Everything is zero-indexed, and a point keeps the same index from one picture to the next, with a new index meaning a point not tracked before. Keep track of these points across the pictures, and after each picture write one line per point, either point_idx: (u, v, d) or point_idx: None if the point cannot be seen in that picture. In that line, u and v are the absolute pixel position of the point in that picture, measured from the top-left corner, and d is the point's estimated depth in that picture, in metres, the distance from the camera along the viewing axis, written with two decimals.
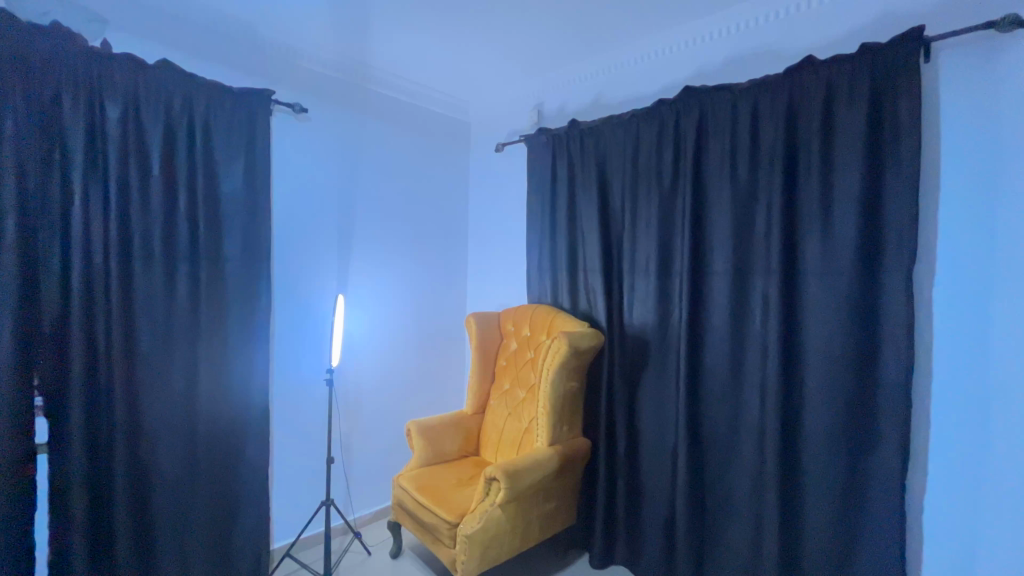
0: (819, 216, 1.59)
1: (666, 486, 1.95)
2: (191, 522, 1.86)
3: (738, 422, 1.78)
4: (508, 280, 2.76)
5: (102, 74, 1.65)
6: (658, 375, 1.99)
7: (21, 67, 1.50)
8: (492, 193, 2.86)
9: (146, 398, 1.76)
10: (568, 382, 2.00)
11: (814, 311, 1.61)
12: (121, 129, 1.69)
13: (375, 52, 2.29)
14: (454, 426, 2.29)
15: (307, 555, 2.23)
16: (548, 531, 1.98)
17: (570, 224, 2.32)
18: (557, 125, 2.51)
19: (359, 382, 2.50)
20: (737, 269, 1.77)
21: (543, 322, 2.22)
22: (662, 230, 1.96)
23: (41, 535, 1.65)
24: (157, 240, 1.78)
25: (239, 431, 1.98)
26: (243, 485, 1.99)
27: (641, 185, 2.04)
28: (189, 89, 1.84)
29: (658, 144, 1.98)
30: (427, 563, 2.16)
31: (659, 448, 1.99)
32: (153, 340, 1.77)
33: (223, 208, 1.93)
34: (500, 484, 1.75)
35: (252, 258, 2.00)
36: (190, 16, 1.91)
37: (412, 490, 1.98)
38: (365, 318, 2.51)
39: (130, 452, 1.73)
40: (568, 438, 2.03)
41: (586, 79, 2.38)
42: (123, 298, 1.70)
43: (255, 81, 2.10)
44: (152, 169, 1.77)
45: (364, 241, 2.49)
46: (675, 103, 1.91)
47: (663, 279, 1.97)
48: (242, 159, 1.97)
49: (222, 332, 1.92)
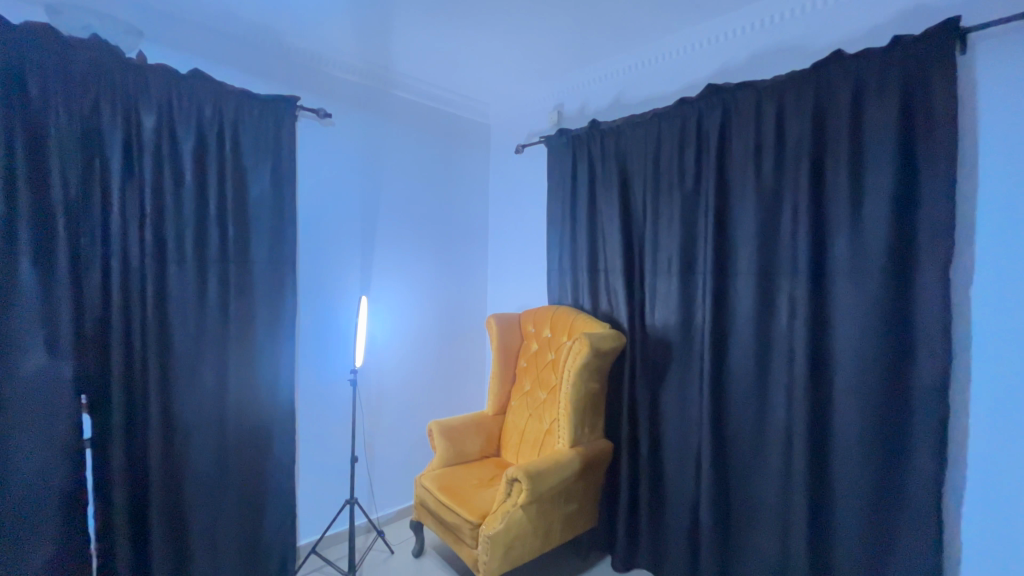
0: (848, 213, 1.55)
1: (690, 490, 1.92)
2: (222, 519, 1.91)
3: (764, 426, 1.74)
4: (529, 281, 2.77)
5: (138, 84, 1.72)
6: (681, 376, 1.97)
7: (65, 79, 1.57)
8: (512, 194, 2.87)
9: (180, 396, 1.82)
10: (590, 384, 1.99)
11: (843, 311, 1.57)
12: (156, 137, 1.76)
13: (397, 57, 2.32)
14: (475, 426, 2.30)
15: (331, 553, 2.26)
16: (569, 533, 1.97)
17: (591, 225, 2.31)
18: (577, 125, 2.51)
19: (382, 383, 2.54)
20: (762, 269, 1.74)
21: (564, 323, 2.21)
22: (685, 230, 1.94)
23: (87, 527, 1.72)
24: (190, 244, 1.84)
25: (267, 429, 2.03)
26: (270, 481, 2.04)
27: (663, 185, 2.02)
28: (219, 97, 1.89)
29: (680, 142, 1.95)
30: (449, 562, 2.17)
31: (683, 451, 1.96)
32: (186, 340, 1.83)
33: (251, 212, 1.99)
34: (522, 484, 1.75)
35: (279, 260, 2.05)
36: (220, 27, 1.97)
37: (434, 490, 1.99)
38: (387, 319, 2.54)
39: (164, 448, 1.79)
40: (589, 440, 2.02)
41: (606, 79, 2.37)
42: (158, 300, 1.77)
43: (281, 87, 2.16)
44: (185, 175, 1.83)
45: (386, 244, 2.53)
46: (698, 101, 1.89)
47: (685, 280, 1.95)
48: (269, 165, 2.03)
49: (251, 332, 1.98)
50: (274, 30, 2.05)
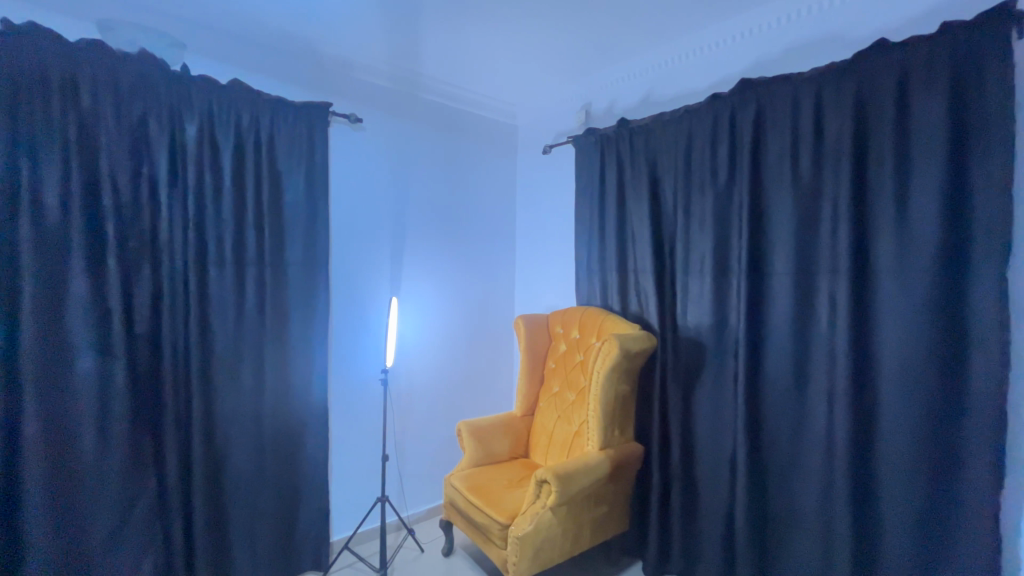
0: (894, 210, 1.48)
1: (723, 495, 1.87)
2: (260, 514, 1.97)
3: (803, 431, 1.68)
4: (557, 283, 2.75)
5: (182, 95, 1.79)
6: (715, 379, 1.92)
7: (116, 91, 1.66)
8: (539, 195, 2.86)
9: (221, 393, 1.89)
10: (620, 385, 1.96)
11: (888, 309, 1.49)
12: (198, 145, 1.83)
13: (426, 61, 2.35)
14: (503, 427, 2.30)
15: (363, 549, 2.31)
16: (600, 537, 1.95)
17: (621, 225, 2.28)
18: (606, 124, 2.48)
19: (412, 382, 2.57)
20: (800, 268, 1.68)
21: (593, 324, 2.19)
22: (717, 228, 1.89)
23: None
24: (230, 247, 1.91)
25: (302, 426, 2.08)
26: (305, 477, 2.10)
27: (695, 183, 1.98)
28: (256, 104, 1.96)
29: (712, 139, 1.91)
30: (478, 561, 2.18)
31: (716, 454, 1.91)
32: (225, 339, 1.89)
33: (287, 216, 2.05)
34: (551, 486, 1.74)
35: (313, 262, 2.11)
36: (257, 38, 2.04)
37: (464, 490, 2.00)
38: (417, 320, 2.58)
39: (207, 442, 1.86)
40: (619, 442, 1.99)
41: (635, 77, 2.34)
42: (200, 301, 1.84)
43: (314, 94, 2.21)
44: (225, 180, 1.90)
45: (416, 246, 2.56)
46: (731, 97, 1.84)
47: (719, 280, 1.90)
48: (303, 170, 2.08)
49: (286, 332, 2.04)
50: (307, 39, 2.11)
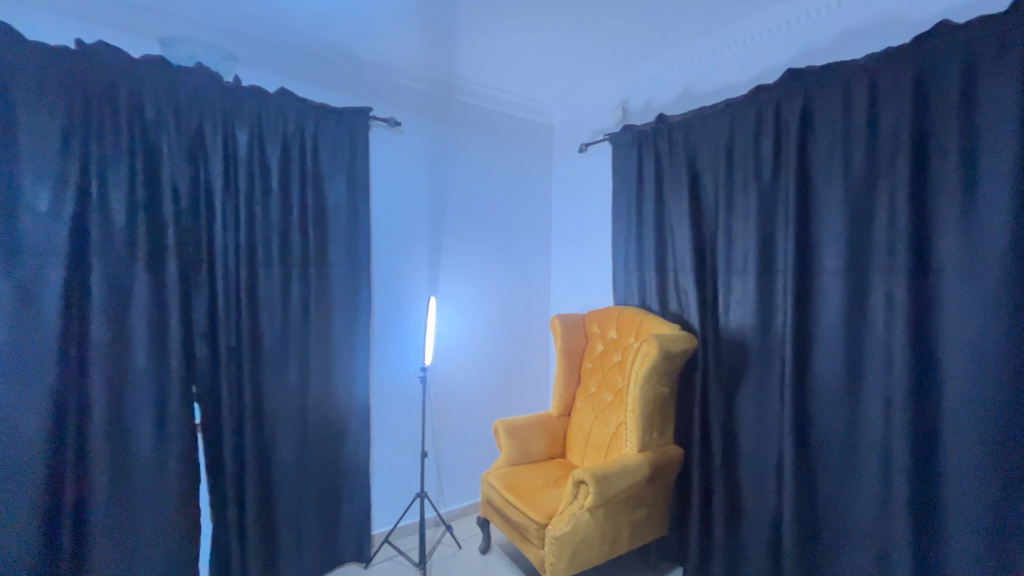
0: (959, 203, 1.38)
1: (770, 503, 1.80)
2: (306, 505, 2.05)
3: (857, 437, 1.59)
4: (593, 282, 2.73)
5: (234, 105, 1.89)
6: (760, 381, 1.85)
7: (176, 103, 1.77)
8: (575, 195, 2.84)
9: (269, 388, 1.98)
10: (658, 387, 1.92)
11: (952, 306, 1.40)
12: (249, 150, 1.92)
13: (462, 64, 2.38)
14: (540, 426, 2.30)
15: (403, 543, 2.36)
16: (638, 541, 1.91)
17: (659, 223, 2.24)
18: (643, 121, 2.44)
19: (449, 381, 2.61)
20: (852, 266, 1.60)
21: (630, 324, 2.15)
22: (762, 225, 1.82)
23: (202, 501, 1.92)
24: (277, 249, 1.99)
25: (344, 422, 2.16)
26: (347, 471, 2.17)
27: (737, 179, 1.91)
28: (301, 111, 2.04)
29: (756, 132, 1.84)
30: (515, 561, 2.19)
31: (762, 460, 1.84)
32: (273, 337, 1.98)
33: (330, 219, 2.13)
34: (589, 488, 1.72)
35: (354, 262, 2.18)
36: (302, 47, 2.13)
37: (501, 488, 2.01)
38: (454, 320, 2.61)
39: (257, 435, 1.95)
40: (658, 445, 1.95)
41: (675, 71, 2.29)
42: (250, 300, 1.93)
43: (355, 99, 2.28)
44: (273, 185, 1.99)
45: (453, 247, 2.60)
46: (776, 88, 1.77)
47: (763, 278, 1.83)
48: (345, 173, 2.15)
49: (329, 331, 2.11)
50: (348, 47, 2.18)
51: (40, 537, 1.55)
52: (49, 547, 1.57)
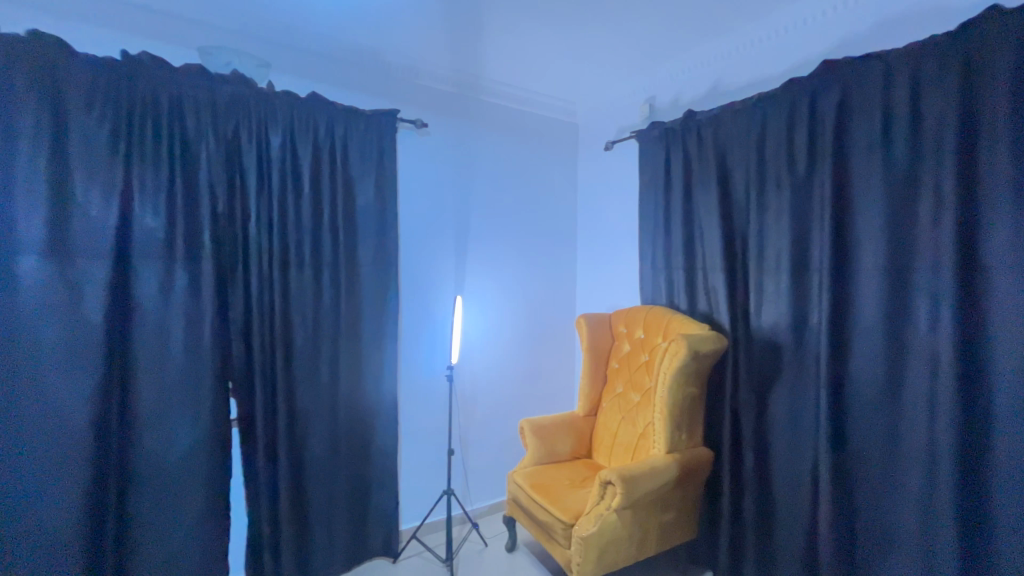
0: (1011, 198, 1.31)
1: (805, 508, 1.75)
2: (337, 499, 2.10)
3: (897, 442, 1.53)
4: (620, 282, 2.70)
5: (267, 110, 1.95)
6: (794, 383, 1.79)
7: (212, 110, 1.83)
8: (601, 193, 2.82)
9: (300, 386, 2.03)
10: (687, 388, 1.89)
11: (1004, 307, 1.32)
12: (281, 153, 1.98)
13: (487, 64, 2.39)
14: (566, 426, 2.30)
15: (430, 539, 2.39)
16: (666, 544, 1.89)
17: (687, 221, 2.20)
18: (671, 117, 2.41)
19: (475, 380, 2.62)
20: (893, 264, 1.53)
21: (658, 324, 2.13)
22: (796, 222, 1.77)
23: (238, 494, 1.99)
24: (308, 250, 2.04)
25: (373, 419, 2.20)
26: (376, 467, 2.21)
27: (770, 175, 1.86)
28: (331, 114, 2.08)
29: (790, 127, 1.79)
30: (541, 560, 2.18)
31: (796, 464, 1.78)
32: (305, 336, 2.03)
33: (359, 219, 2.17)
34: (616, 488, 1.71)
35: (383, 263, 2.22)
36: (332, 52, 2.17)
37: (527, 487, 2.02)
38: (480, 319, 2.63)
39: (290, 431, 2.00)
40: (687, 447, 1.92)
41: (704, 66, 2.25)
42: (283, 299, 1.99)
43: (384, 102, 2.32)
44: (305, 187, 2.04)
45: (479, 246, 2.61)
46: (811, 81, 1.72)
47: (797, 277, 1.78)
48: (374, 175, 2.20)
49: (358, 330, 2.16)
50: (377, 50, 2.22)
51: (87, 531, 1.61)
52: (94, 542, 1.63)
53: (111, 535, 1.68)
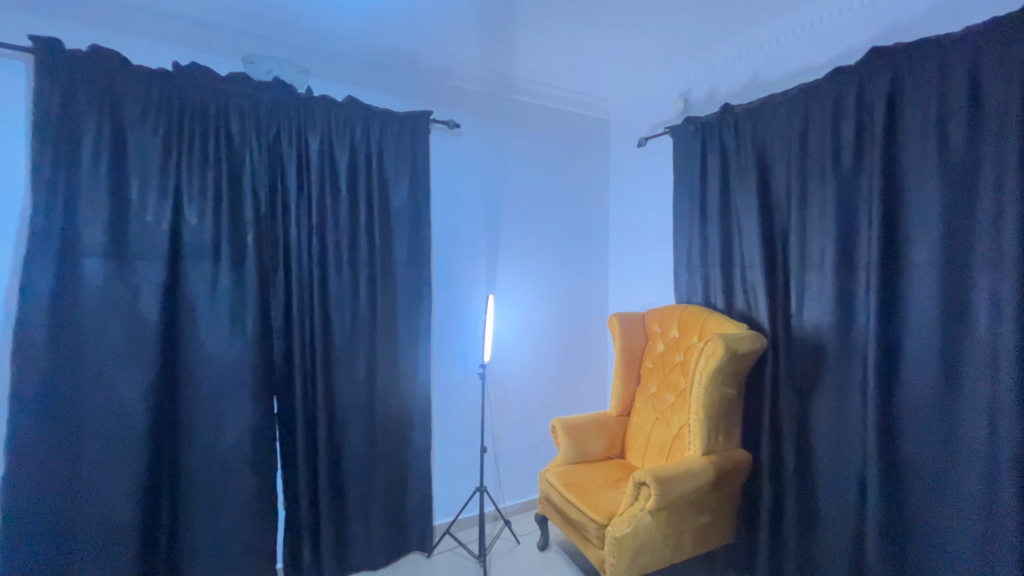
0: None
1: (850, 517, 1.68)
2: (374, 492, 2.15)
3: (953, 449, 1.45)
4: (654, 280, 2.66)
5: (306, 115, 2.01)
6: (839, 385, 1.72)
7: (255, 115, 1.91)
8: (635, 190, 2.78)
9: (339, 381, 2.09)
10: (724, 389, 1.84)
11: None
12: (320, 156, 2.04)
13: (519, 63, 2.40)
14: (598, 426, 2.28)
15: (463, 536, 2.42)
16: (702, 547, 1.85)
17: (724, 218, 2.15)
18: (707, 111, 2.36)
19: (507, 378, 2.64)
20: (949, 261, 1.45)
21: (693, 323, 2.08)
22: (841, 218, 1.70)
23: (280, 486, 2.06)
24: (345, 249, 2.10)
25: (408, 415, 2.24)
26: (411, 462, 2.26)
27: (812, 169, 1.80)
28: (367, 118, 2.13)
29: (835, 118, 1.72)
30: (574, 560, 2.18)
31: (841, 470, 1.71)
32: (343, 333, 2.09)
33: (393, 219, 2.21)
34: (650, 490, 1.69)
35: (416, 262, 2.26)
36: (368, 56, 2.23)
37: (559, 486, 2.02)
38: (512, 318, 2.64)
39: (329, 425, 2.06)
40: (724, 449, 1.87)
41: (742, 58, 2.18)
42: (322, 298, 2.05)
43: (417, 104, 2.36)
44: (342, 189, 2.09)
45: (510, 245, 2.62)
46: (858, 70, 1.64)
47: (842, 275, 1.71)
48: (407, 176, 2.24)
49: (393, 328, 2.21)
50: (411, 53, 2.26)
51: (142, 520, 1.71)
52: (150, 532, 1.75)
53: (164, 525, 1.79)
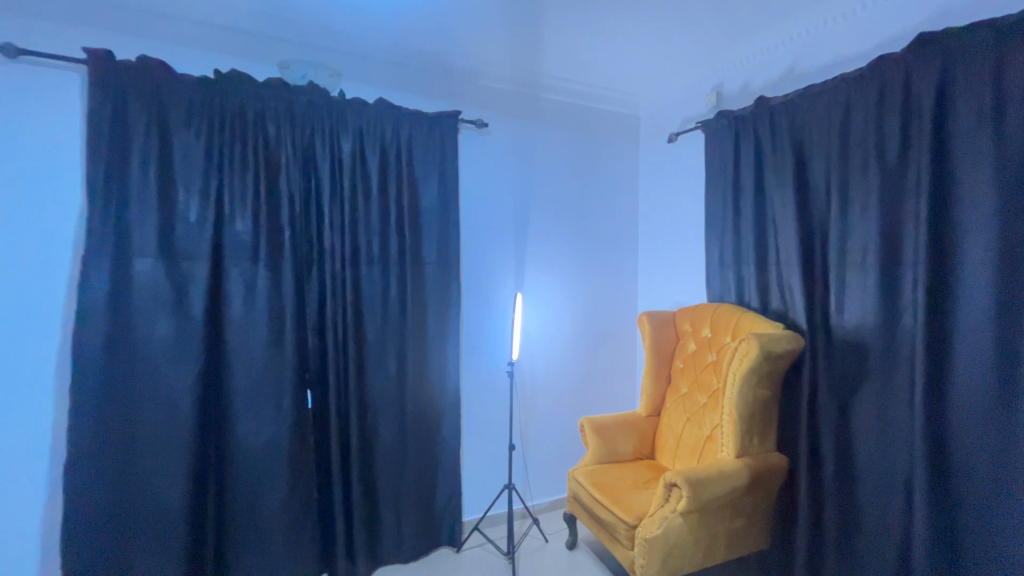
0: None
1: (896, 526, 1.61)
2: (405, 486, 2.20)
3: (1011, 456, 1.36)
4: (685, 279, 2.61)
5: (339, 118, 2.05)
6: (883, 388, 1.65)
7: (290, 119, 1.96)
8: (665, 187, 2.73)
9: (371, 378, 2.13)
10: (759, 390, 1.79)
11: None
12: (352, 158, 2.08)
13: (546, 61, 2.39)
14: (627, 426, 2.26)
15: (492, 532, 2.44)
16: (736, 552, 1.81)
17: (759, 214, 2.09)
18: (740, 105, 2.30)
19: (535, 376, 2.64)
20: (1005, 258, 1.37)
21: (726, 322, 2.03)
22: (886, 213, 1.63)
23: None
24: (377, 248, 2.14)
25: (437, 412, 2.27)
26: (441, 458, 2.29)
27: (854, 162, 1.73)
28: (397, 119, 2.17)
29: (878, 109, 1.64)
30: (603, 560, 2.16)
31: (885, 476, 1.64)
32: (374, 331, 2.14)
33: (423, 219, 2.25)
34: (681, 492, 1.66)
35: (445, 261, 2.29)
36: (397, 58, 2.26)
37: (588, 486, 2.01)
38: (540, 316, 2.64)
39: (361, 421, 2.11)
40: (759, 452, 1.82)
41: (778, 49, 2.12)
42: (354, 296, 2.10)
43: (446, 104, 2.38)
44: (373, 190, 2.14)
45: (538, 243, 2.62)
46: (904, 57, 1.57)
47: (886, 272, 1.63)
48: (436, 176, 2.27)
49: (424, 325, 2.24)
50: (440, 54, 2.28)
51: (188, 509, 1.79)
52: (196, 522, 1.83)
53: (209, 516, 1.87)
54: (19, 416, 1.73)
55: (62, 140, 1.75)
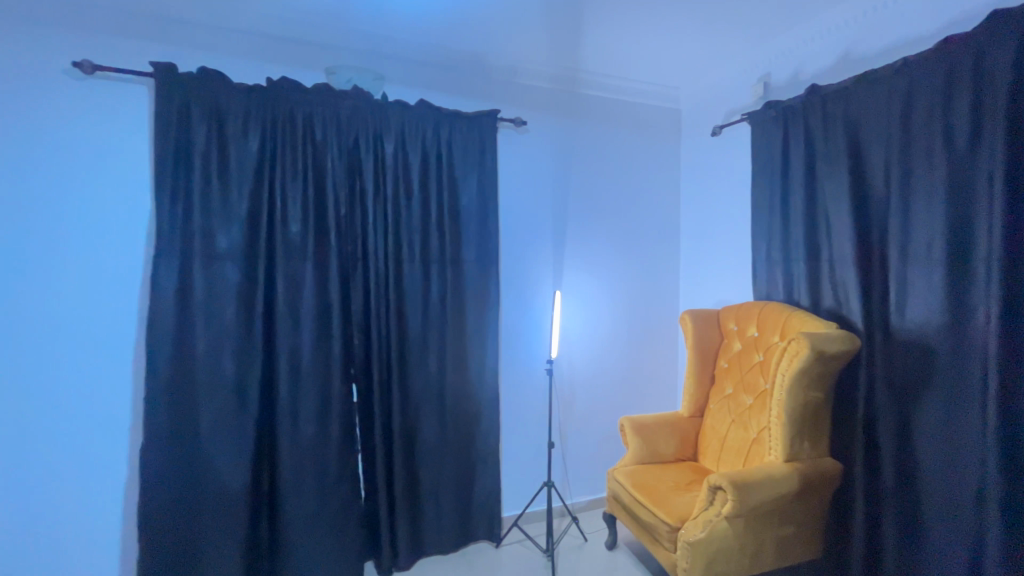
0: None
1: (965, 538, 1.50)
2: (445, 480, 2.24)
3: None
4: (730, 276, 2.52)
5: (381, 121, 2.11)
6: (949, 391, 1.55)
7: (336, 123, 2.04)
8: (709, 181, 2.65)
9: (412, 373, 2.18)
10: (810, 392, 1.71)
11: None
12: (394, 159, 2.14)
13: (586, 57, 2.37)
14: (669, 427, 2.21)
15: (531, 529, 2.45)
16: (785, 559, 1.74)
17: (811, 208, 1.99)
18: (790, 94, 2.20)
19: (574, 374, 2.62)
20: None
21: (774, 321, 1.95)
22: (953, 205, 1.52)
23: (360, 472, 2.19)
24: (418, 247, 2.19)
25: (476, 408, 2.30)
26: (480, 454, 2.31)
27: (916, 151, 1.62)
28: (437, 120, 2.21)
29: (945, 94, 1.53)
30: (644, 562, 2.13)
31: (952, 484, 1.54)
32: (416, 327, 2.19)
33: (462, 218, 2.28)
34: (727, 495, 1.62)
35: (485, 259, 2.31)
36: (437, 59, 2.30)
37: (629, 486, 1.98)
38: (579, 314, 2.62)
39: (404, 414, 2.17)
40: (810, 457, 1.74)
41: (831, 34, 2.01)
42: (397, 294, 2.16)
43: (484, 103, 2.40)
44: (414, 190, 2.18)
45: (577, 240, 2.60)
46: (975, 37, 1.46)
47: (954, 268, 1.52)
48: (476, 175, 2.29)
49: (463, 322, 2.28)
50: (479, 54, 2.31)
51: (244, 494, 1.89)
52: (252, 508, 1.93)
53: (265, 503, 1.97)
54: (97, 404, 1.88)
55: (133, 148, 1.89)
